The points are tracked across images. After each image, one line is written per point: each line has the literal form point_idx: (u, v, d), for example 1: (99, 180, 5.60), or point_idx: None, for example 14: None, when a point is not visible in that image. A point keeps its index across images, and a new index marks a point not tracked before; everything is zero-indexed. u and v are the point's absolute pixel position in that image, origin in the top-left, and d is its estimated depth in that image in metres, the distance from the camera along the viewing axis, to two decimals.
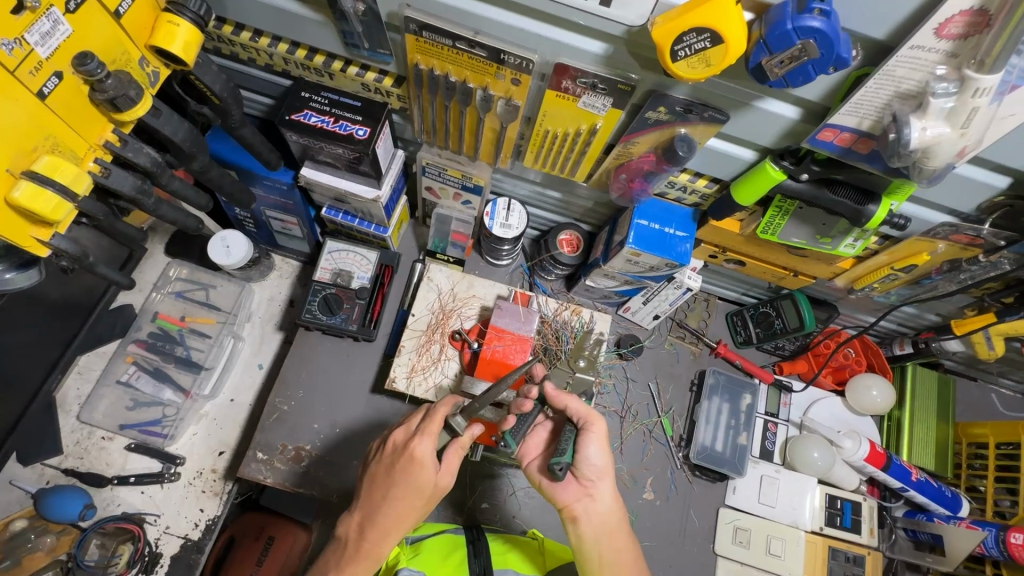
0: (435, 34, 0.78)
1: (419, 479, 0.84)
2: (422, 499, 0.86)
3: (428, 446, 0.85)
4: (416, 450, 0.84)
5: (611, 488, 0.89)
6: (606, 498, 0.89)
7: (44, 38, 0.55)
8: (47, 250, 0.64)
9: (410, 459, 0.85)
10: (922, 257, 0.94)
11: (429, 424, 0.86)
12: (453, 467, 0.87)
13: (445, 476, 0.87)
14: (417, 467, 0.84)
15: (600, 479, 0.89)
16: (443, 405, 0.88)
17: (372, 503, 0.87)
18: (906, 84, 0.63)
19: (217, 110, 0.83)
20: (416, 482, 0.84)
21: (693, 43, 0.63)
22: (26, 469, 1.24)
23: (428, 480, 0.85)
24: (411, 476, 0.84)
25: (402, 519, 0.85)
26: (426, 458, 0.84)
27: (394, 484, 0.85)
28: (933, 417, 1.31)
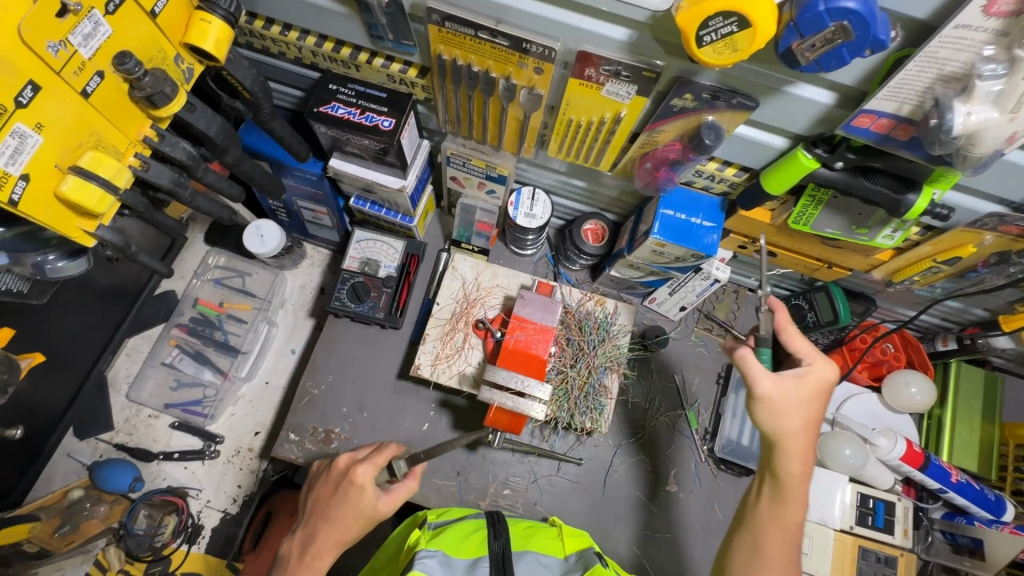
0: (459, 24, 0.78)
1: (359, 501, 0.86)
2: (356, 522, 0.87)
3: (370, 472, 0.88)
4: (358, 475, 0.87)
5: (807, 437, 0.83)
6: (783, 435, 0.83)
7: (86, 39, 0.58)
8: (93, 241, 0.68)
9: (349, 483, 0.88)
10: (967, 249, 0.89)
11: (379, 452, 0.91)
12: (394, 499, 0.90)
13: (387, 503, 0.88)
14: (353, 490, 0.87)
15: (790, 428, 0.82)
16: (386, 449, 0.92)
17: (315, 526, 0.87)
18: (950, 65, 0.59)
19: (249, 104, 0.85)
20: (355, 506, 0.86)
21: (719, 28, 0.61)
22: (82, 443, 1.33)
23: (366, 503, 0.87)
24: (354, 503, 0.86)
25: (341, 539, 0.86)
26: (366, 482, 0.87)
27: (332, 505, 0.87)
28: (977, 417, 1.25)
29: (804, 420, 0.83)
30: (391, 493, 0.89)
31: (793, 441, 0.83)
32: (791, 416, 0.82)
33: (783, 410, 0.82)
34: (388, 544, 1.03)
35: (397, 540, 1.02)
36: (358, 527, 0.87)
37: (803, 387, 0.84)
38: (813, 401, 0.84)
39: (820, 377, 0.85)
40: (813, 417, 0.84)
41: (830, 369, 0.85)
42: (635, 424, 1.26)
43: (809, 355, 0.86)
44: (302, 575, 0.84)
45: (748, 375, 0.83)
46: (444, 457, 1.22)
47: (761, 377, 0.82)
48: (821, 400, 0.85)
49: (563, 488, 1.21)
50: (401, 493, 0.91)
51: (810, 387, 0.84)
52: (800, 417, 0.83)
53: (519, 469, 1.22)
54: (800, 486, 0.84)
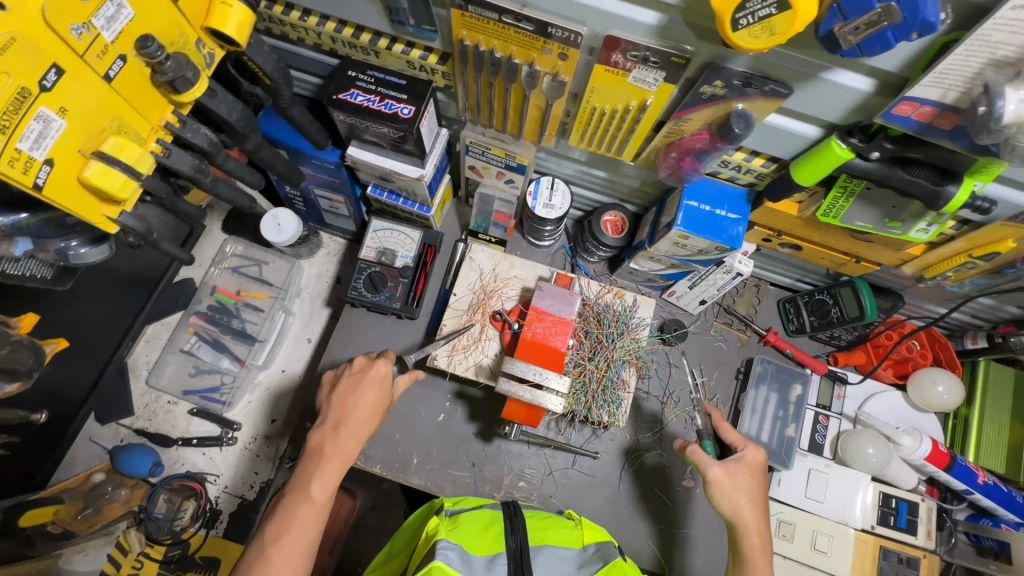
0: (481, 8, 0.77)
1: (381, 389, 0.96)
2: (377, 404, 0.95)
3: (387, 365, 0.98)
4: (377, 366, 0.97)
5: (753, 510, 0.94)
6: (738, 511, 0.94)
7: (108, 22, 0.57)
8: (116, 227, 0.68)
9: (367, 373, 0.97)
10: (1005, 244, 0.86)
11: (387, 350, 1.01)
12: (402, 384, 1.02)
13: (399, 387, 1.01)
14: (366, 377, 0.96)
15: (739, 502, 0.94)
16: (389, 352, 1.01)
17: (342, 417, 0.93)
18: (1003, 50, 0.56)
19: (269, 90, 0.84)
20: (377, 392, 0.96)
21: (756, 10, 0.58)
22: (103, 427, 1.35)
23: (382, 390, 0.96)
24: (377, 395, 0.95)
25: (368, 422, 0.94)
26: (382, 371, 0.97)
27: (358, 393, 0.95)
28: (1006, 418, 1.22)
29: (748, 493, 0.94)
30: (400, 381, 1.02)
31: (745, 515, 0.93)
32: (739, 488, 0.94)
33: (732, 485, 0.94)
34: (407, 527, 1.04)
35: (410, 530, 1.03)
36: (379, 409, 0.95)
37: (742, 470, 0.96)
38: (751, 481, 0.96)
39: (754, 462, 0.97)
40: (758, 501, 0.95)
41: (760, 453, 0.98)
42: (652, 418, 1.25)
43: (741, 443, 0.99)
44: (336, 459, 0.91)
45: (700, 463, 0.95)
46: (460, 447, 1.22)
47: (710, 462, 0.95)
48: (760, 481, 0.97)
49: (579, 481, 1.20)
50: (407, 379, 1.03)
51: (747, 470, 0.96)
52: (742, 484, 0.95)
53: (534, 461, 1.21)
54: (762, 555, 0.93)
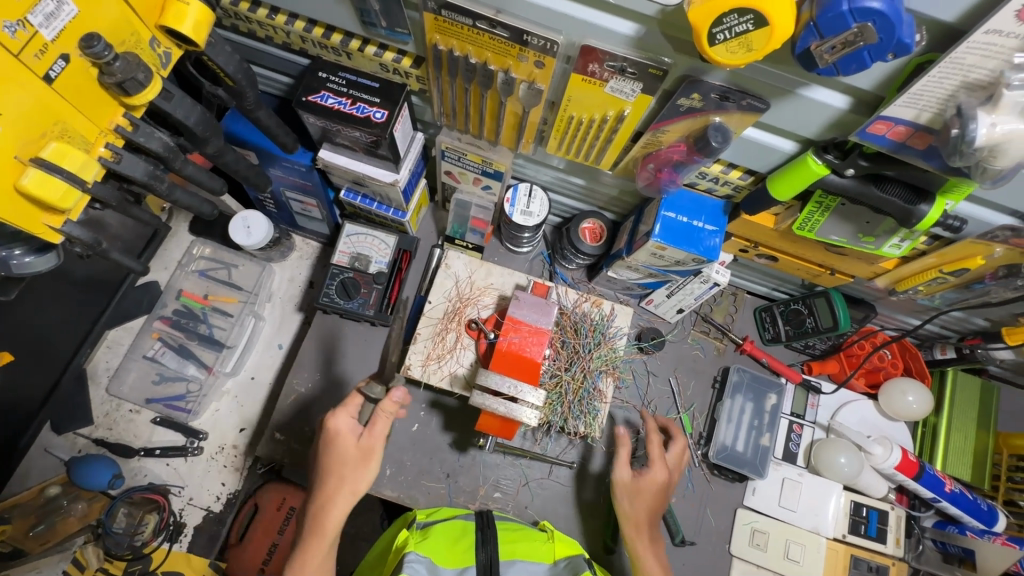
0: (455, 13, 0.74)
1: (345, 446, 0.87)
2: (350, 468, 0.87)
3: (351, 421, 0.89)
4: (331, 423, 0.88)
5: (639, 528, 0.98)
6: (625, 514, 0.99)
7: (48, 19, 0.53)
8: (61, 237, 0.64)
9: (328, 429, 0.88)
10: (976, 261, 0.87)
11: (345, 400, 0.90)
12: (377, 433, 0.89)
13: (378, 437, 0.89)
14: (333, 439, 0.88)
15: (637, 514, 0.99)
16: (387, 402, 0.87)
17: (323, 492, 0.87)
18: (976, 73, 0.56)
19: (232, 92, 0.80)
20: (340, 453, 0.87)
21: (733, 26, 0.57)
22: (60, 438, 1.29)
23: (351, 448, 0.88)
24: (363, 464, 0.88)
25: (347, 486, 0.86)
26: (348, 428, 0.88)
27: (327, 463, 0.88)
28: (972, 426, 1.24)
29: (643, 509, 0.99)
30: (371, 427, 0.89)
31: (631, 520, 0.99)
32: (637, 499, 1.00)
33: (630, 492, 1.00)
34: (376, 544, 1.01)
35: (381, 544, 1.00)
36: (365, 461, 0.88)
37: (645, 480, 1.00)
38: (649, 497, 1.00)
39: (655, 467, 1.01)
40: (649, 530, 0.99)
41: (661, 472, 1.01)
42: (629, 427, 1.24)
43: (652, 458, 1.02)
44: (322, 539, 0.85)
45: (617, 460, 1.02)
46: (435, 458, 1.19)
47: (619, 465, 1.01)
48: (665, 475, 1.01)
49: (555, 492, 1.18)
50: (386, 420, 0.90)
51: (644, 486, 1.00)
52: (638, 491, 1.00)
53: (510, 472, 1.19)
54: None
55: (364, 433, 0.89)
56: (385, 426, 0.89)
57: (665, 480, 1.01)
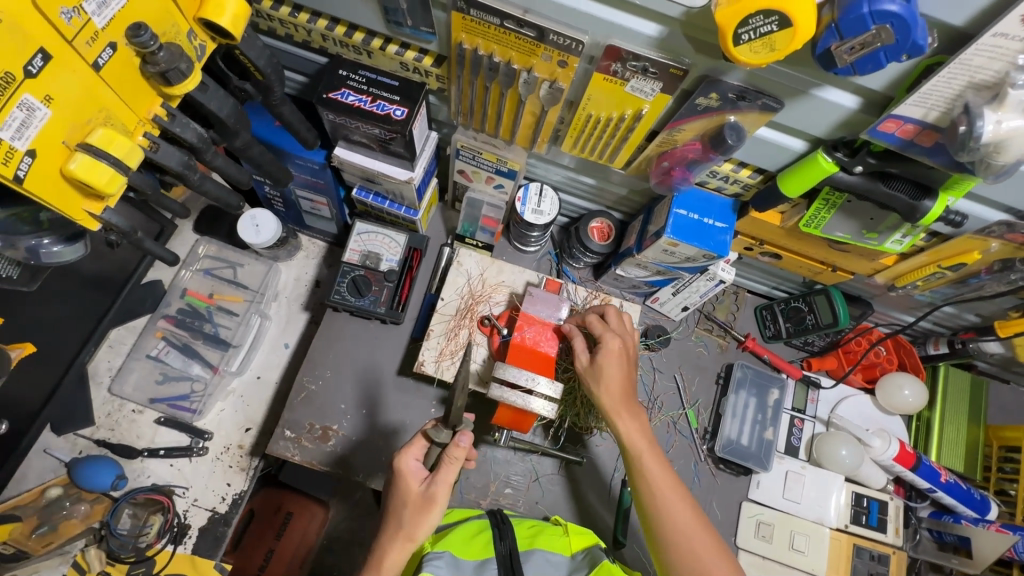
0: (482, 12, 0.76)
1: (403, 488, 0.84)
2: (412, 512, 0.82)
3: (417, 463, 0.86)
4: (396, 461, 0.85)
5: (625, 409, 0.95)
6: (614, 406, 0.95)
7: (100, 7, 0.54)
8: (98, 224, 0.64)
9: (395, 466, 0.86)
10: (972, 256, 0.91)
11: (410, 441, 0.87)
12: (443, 485, 0.82)
13: (440, 490, 0.82)
14: (398, 478, 0.85)
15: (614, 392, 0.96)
16: (454, 448, 0.82)
17: (386, 533, 0.83)
18: (982, 74, 0.60)
19: (260, 86, 0.81)
20: (401, 495, 0.84)
21: (759, 26, 0.60)
22: (60, 438, 1.26)
23: (414, 490, 0.84)
24: (422, 513, 0.82)
25: (402, 531, 0.81)
26: (413, 470, 0.85)
27: (391, 503, 0.85)
28: (964, 419, 1.29)
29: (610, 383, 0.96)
30: (437, 473, 0.83)
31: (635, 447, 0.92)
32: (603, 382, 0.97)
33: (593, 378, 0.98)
34: None
35: None
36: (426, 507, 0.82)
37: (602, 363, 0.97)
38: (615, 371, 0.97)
39: (608, 350, 0.98)
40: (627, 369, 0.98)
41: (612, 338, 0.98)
42: None
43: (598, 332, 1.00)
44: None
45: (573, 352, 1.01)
46: None
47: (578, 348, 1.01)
48: (624, 366, 0.98)
49: (565, 488, 1.20)
50: (452, 470, 0.83)
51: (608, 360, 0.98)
52: (603, 386, 0.96)
53: (521, 468, 1.20)
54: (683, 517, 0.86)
55: (428, 479, 0.84)
56: (449, 472, 0.82)
57: (619, 348, 0.98)
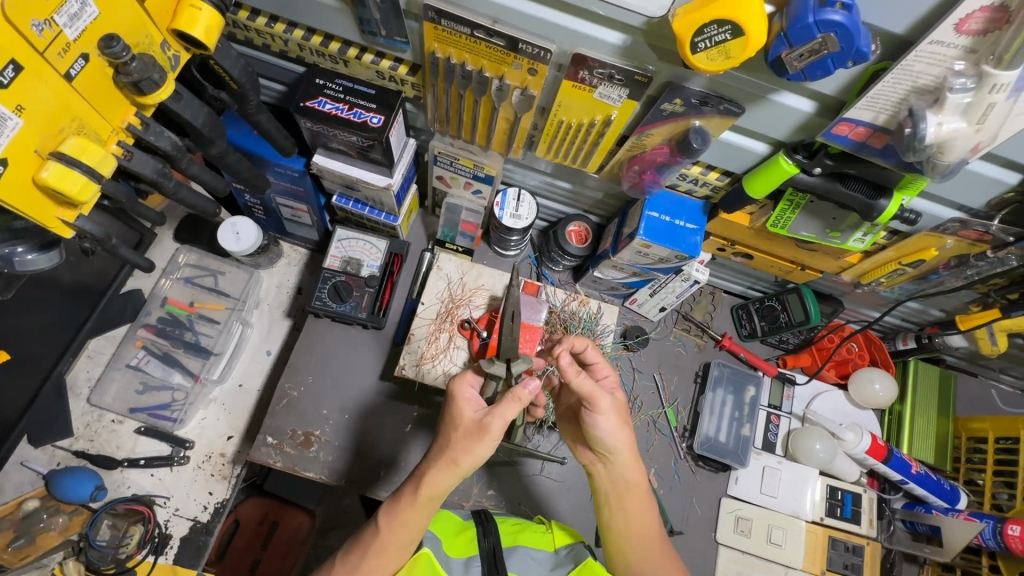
0: (453, 22, 0.79)
1: (457, 413, 0.85)
2: (461, 437, 0.83)
3: (473, 392, 0.87)
4: (453, 388, 0.87)
5: (627, 453, 0.88)
6: (613, 447, 0.88)
7: (72, 19, 0.55)
8: (72, 232, 0.65)
9: (452, 392, 0.87)
10: (930, 253, 0.95)
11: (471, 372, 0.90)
12: (501, 417, 0.82)
13: (497, 425, 0.82)
14: (454, 403, 0.86)
15: (617, 441, 0.87)
16: (521, 388, 0.83)
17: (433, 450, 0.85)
18: (924, 79, 0.63)
19: (235, 95, 0.83)
20: (454, 419, 0.85)
21: (713, 35, 0.63)
22: (37, 451, 1.25)
23: (467, 416, 0.85)
24: (473, 441, 0.82)
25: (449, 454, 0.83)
26: (469, 398, 0.86)
27: (444, 425, 0.86)
28: (933, 412, 1.33)
29: (617, 435, 0.87)
30: (496, 408, 0.83)
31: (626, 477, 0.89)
32: (613, 433, 0.87)
33: (610, 430, 0.86)
34: None
35: None
36: (478, 437, 0.82)
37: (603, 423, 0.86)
38: (620, 424, 0.87)
39: (611, 410, 0.86)
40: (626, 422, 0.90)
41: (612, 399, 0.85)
42: None
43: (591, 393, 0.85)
44: (415, 505, 0.84)
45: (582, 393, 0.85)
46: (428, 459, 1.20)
47: (596, 394, 0.85)
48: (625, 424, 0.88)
49: (548, 488, 1.21)
50: (513, 407, 0.83)
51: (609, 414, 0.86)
52: (607, 447, 0.88)
53: (504, 469, 1.21)
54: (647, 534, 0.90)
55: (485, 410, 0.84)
56: (508, 411, 0.82)
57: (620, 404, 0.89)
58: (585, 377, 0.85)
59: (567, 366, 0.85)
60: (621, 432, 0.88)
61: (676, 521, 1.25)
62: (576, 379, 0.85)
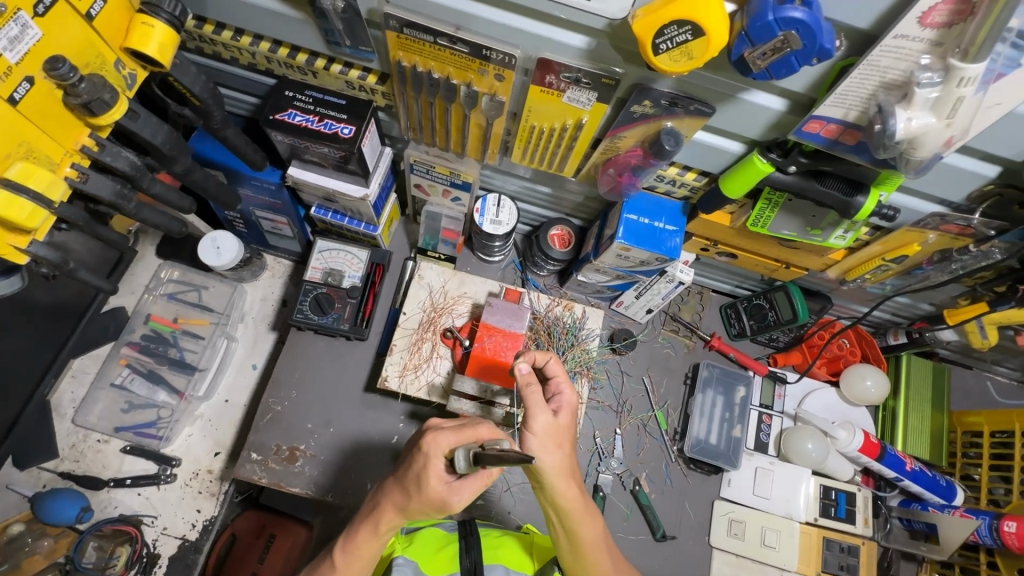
0: (417, 31, 0.77)
1: (422, 475, 0.78)
2: (422, 504, 0.78)
3: (443, 460, 0.78)
4: (427, 449, 0.77)
5: (562, 477, 0.81)
6: (550, 471, 0.80)
7: (12, 42, 0.54)
8: (26, 257, 0.64)
9: (426, 455, 0.77)
10: (913, 248, 0.94)
11: (462, 428, 0.79)
12: (466, 495, 0.78)
13: (459, 501, 0.78)
14: (424, 465, 0.77)
15: (553, 463, 0.80)
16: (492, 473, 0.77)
17: (393, 489, 0.81)
18: (891, 73, 0.62)
19: (199, 111, 0.82)
20: (419, 479, 0.78)
21: (674, 36, 0.62)
22: (23, 473, 1.24)
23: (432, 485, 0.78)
24: (433, 508, 0.79)
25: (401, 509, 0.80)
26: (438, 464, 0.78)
27: (404, 475, 0.80)
28: (928, 407, 1.31)
29: (554, 457, 0.80)
30: (463, 485, 0.78)
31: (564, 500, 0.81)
32: (547, 453, 0.80)
33: (541, 449, 0.79)
34: None
35: None
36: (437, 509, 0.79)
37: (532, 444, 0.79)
38: (557, 444, 0.81)
39: (542, 430, 0.80)
40: (564, 444, 0.82)
41: (542, 419, 0.80)
42: (607, 427, 1.28)
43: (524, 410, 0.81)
44: (371, 541, 0.82)
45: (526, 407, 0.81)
46: None
47: (535, 409, 0.80)
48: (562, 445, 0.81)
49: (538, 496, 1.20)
50: (478, 484, 0.79)
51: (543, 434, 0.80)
52: (540, 472, 0.80)
53: (492, 478, 1.20)
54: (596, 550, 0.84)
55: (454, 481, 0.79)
56: (474, 493, 0.78)
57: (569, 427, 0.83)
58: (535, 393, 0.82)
59: (522, 377, 0.84)
60: (556, 453, 0.80)
61: (669, 526, 1.23)
62: (526, 390, 0.82)
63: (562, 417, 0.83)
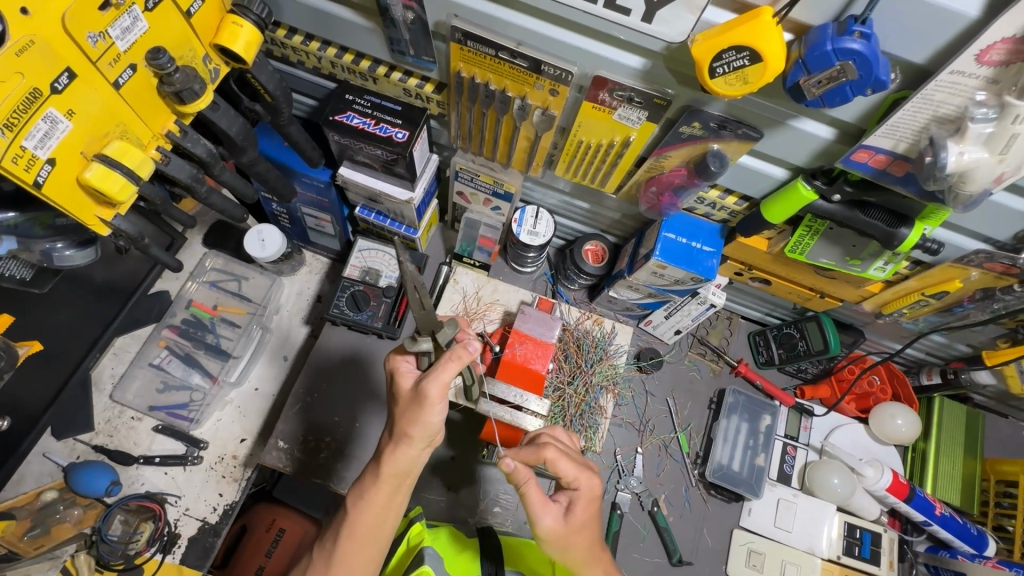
0: (479, 44, 0.81)
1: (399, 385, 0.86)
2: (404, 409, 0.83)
3: (410, 367, 0.88)
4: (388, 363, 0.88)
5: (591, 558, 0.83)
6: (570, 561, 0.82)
7: (124, 32, 0.60)
8: (108, 230, 0.69)
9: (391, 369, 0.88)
10: (954, 284, 0.94)
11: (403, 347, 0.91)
12: (438, 377, 0.80)
13: (434, 388, 0.80)
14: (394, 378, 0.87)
15: (579, 550, 0.82)
16: (458, 345, 0.81)
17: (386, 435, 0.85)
18: (944, 108, 0.63)
19: (269, 107, 0.87)
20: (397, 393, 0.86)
21: (731, 61, 0.64)
22: (59, 443, 1.28)
23: (405, 389, 0.85)
24: (415, 410, 0.81)
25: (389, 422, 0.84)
26: (406, 372, 0.87)
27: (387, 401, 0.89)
28: (959, 452, 1.28)
29: (578, 545, 0.82)
30: (433, 371, 0.80)
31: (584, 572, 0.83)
32: (571, 543, 0.81)
33: (569, 532, 0.81)
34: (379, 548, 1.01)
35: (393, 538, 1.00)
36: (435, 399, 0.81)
37: (577, 513, 0.82)
38: (584, 523, 0.83)
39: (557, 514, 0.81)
40: (584, 531, 0.83)
41: (596, 485, 0.84)
42: (628, 445, 1.28)
43: (574, 477, 0.83)
44: (374, 523, 0.84)
45: (533, 508, 0.79)
46: (436, 472, 1.20)
47: (541, 511, 0.79)
48: (584, 526, 0.82)
49: None
50: (450, 368, 0.80)
51: (572, 514, 0.82)
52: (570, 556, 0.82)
53: (509, 487, 1.20)
54: None
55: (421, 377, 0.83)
56: (448, 369, 0.80)
57: (587, 501, 0.83)
58: (537, 486, 0.80)
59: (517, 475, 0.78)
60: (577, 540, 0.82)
61: (685, 551, 1.22)
62: (528, 487, 0.79)
63: (574, 513, 0.82)
